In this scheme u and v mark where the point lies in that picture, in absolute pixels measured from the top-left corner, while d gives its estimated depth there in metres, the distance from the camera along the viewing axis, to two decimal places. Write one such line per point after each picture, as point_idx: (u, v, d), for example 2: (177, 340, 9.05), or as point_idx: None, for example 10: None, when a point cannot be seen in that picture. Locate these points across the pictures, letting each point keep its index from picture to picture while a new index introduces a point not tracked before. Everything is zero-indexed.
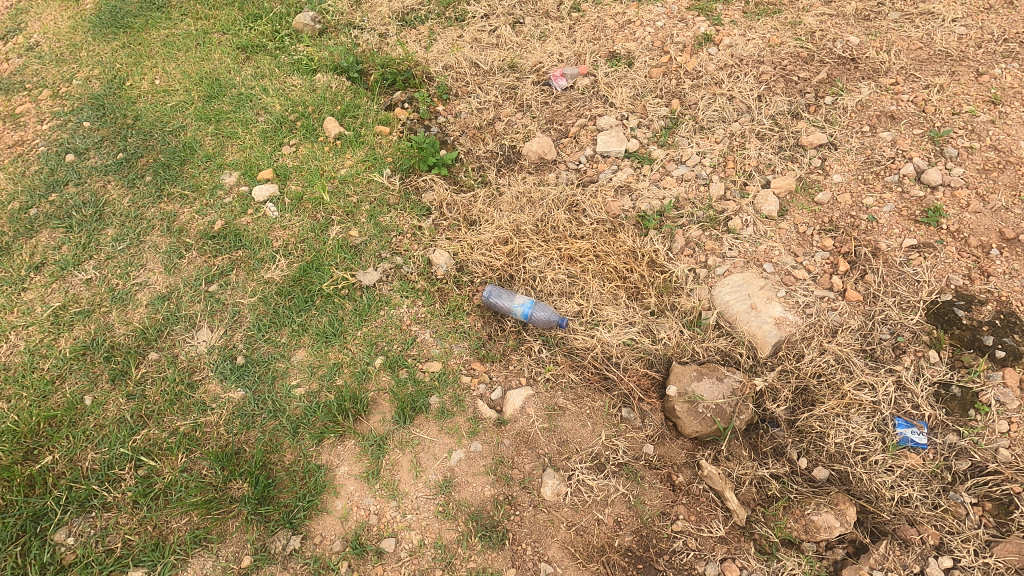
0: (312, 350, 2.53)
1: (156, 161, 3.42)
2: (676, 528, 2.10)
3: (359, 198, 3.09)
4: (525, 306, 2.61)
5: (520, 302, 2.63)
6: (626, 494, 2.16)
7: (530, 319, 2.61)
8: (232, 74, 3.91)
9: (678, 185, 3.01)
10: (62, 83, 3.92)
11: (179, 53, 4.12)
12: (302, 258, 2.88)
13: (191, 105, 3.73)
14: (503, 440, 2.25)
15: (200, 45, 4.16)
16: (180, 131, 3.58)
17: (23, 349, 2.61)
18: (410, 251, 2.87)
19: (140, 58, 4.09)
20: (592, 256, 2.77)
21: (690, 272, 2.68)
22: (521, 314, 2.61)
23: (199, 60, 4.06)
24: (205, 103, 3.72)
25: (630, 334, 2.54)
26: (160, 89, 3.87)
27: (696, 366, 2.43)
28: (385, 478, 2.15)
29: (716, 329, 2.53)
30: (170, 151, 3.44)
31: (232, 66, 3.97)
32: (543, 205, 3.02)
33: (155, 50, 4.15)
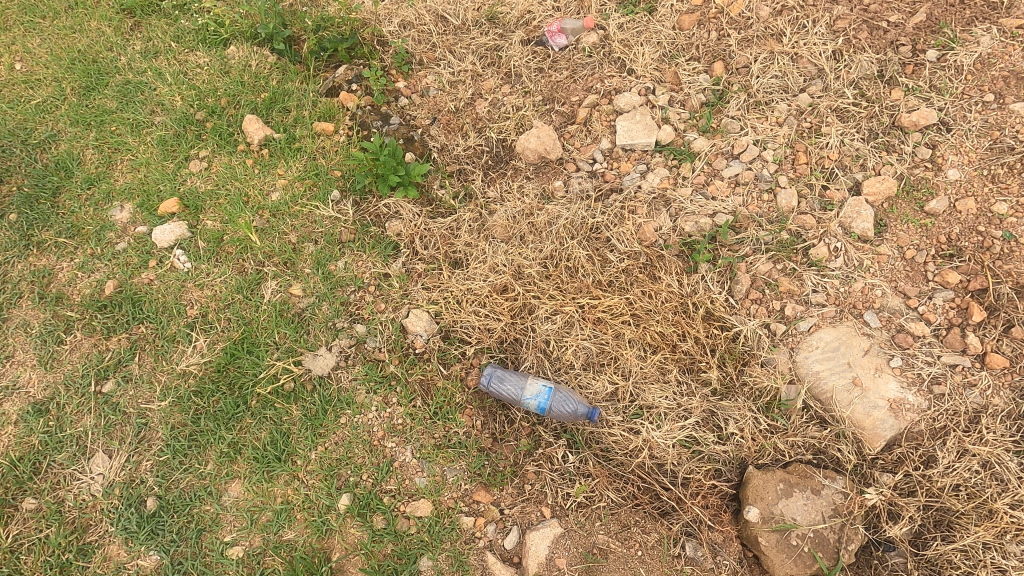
0: (248, 485, 1.83)
1: (18, 190, 2.48)
2: None
3: (298, 237, 2.26)
4: (541, 396, 1.89)
5: (532, 390, 1.91)
6: None
7: (547, 414, 1.91)
8: (115, 51, 2.85)
9: (733, 193, 2.21)
10: None
11: (41, 21, 2.98)
12: (228, 335, 2.10)
13: (63, 101, 2.73)
14: None
15: (69, 6, 3.00)
16: (49, 144, 2.61)
17: None
18: (375, 314, 2.10)
19: None
20: (626, 312, 2.02)
21: (763, 330, 1.95)
22: (535, 407, 1.90)
23: (71, 31, 2.94)
24: (82, 98, 2.71)
25: (688, 429, 1.85)
26: (18, 78, 2.81)
27: (781, 473, 1.77)
28: None
29: (804, 414, 1.85)
30: (36, 173, 2.50)
31: (113, 40, 2.89)
32: (551, 233, 2.22)
33: (9, 16, 3.00)
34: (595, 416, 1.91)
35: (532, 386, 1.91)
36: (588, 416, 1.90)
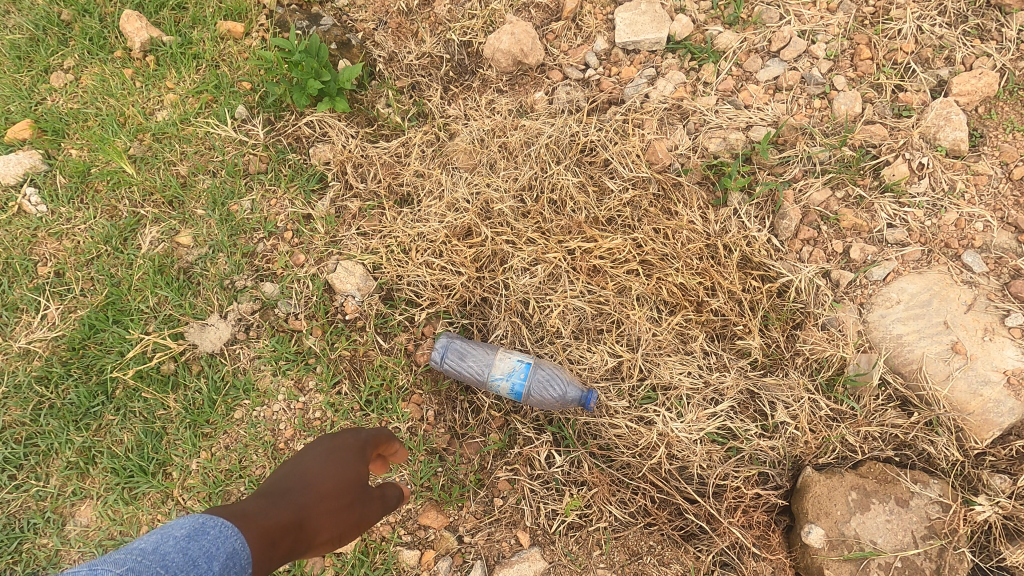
0: (101, 508, 1.35)
1: None
2: None
3: (189, 168, 1.68)
4: (514, 375, 1.34)
5: (501, 368, 1.35)
6: None
7: (524, 401, 1.36)
8: None
9: (773, 99, 1.64)
10: None
11: None
12: (90, 301, 1.52)
13: None
14: None
15: None
16: None
17: None
18: (290, 269, 1.54)
19: None
20: (633, 259, 1.47)
21: (822, 279, 1.42)
22: (508, 392, 1.35)
23: None
24: None
25: (721, 418, 1.34)
26: None
27: (851, 475, 1.27)
28: None
29: (879, 394, 1.34)
30: None
31: None
32: (530, 155, 1.65)
33: None
34: (594, 400, 1.35)
35: (501, 362, 1.36)
36: (584, 401, 1.35)
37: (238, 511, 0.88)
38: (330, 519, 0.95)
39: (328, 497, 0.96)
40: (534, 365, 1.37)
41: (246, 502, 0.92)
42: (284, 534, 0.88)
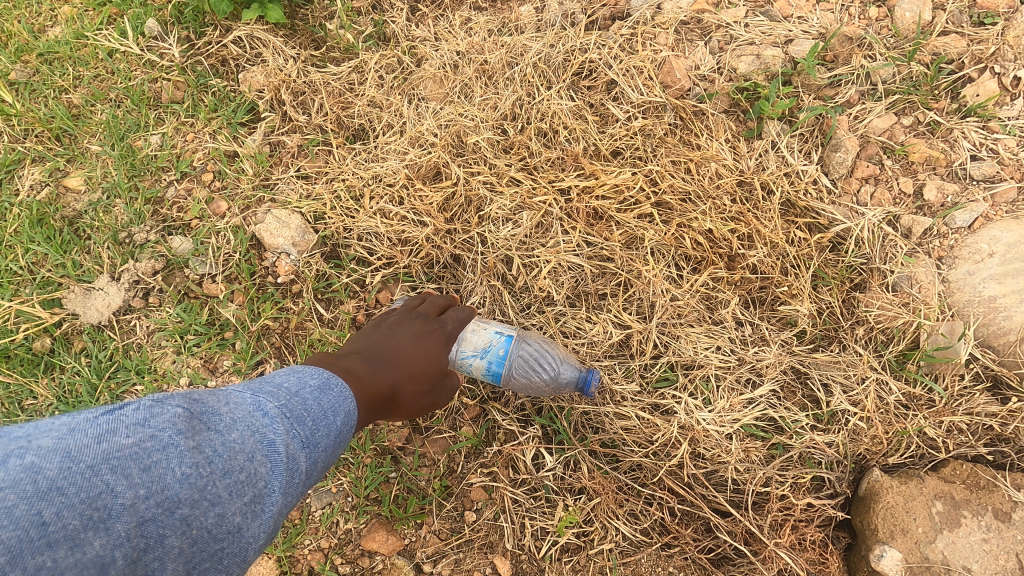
0: None
1: None
2: None
3: (82, 96, 1.33)
4: (488, 351, 1.00)
5: (470, 342, 1.01)
6: None
7: (506, 382, 1.02)
8: None
9: (818, 7, 1.26)
10: None
11: None
12: None
13: None
14: None
15: None
16: None
17: None
18: (206, 220, 1.21)
19: None
20: (645, 204, 1.14)
21: (889, 227, 1.10)
22: (483, 374, 1.00)
23: None
24: None
25: (761, 405, 1.03)
26: None
27: (935, 481, 0.97)
28: None
29: (967, 376, 1.02)
30: None
31: None
32: (514, 77, 1.30)
33: None
34: (596, 379, 1.02)
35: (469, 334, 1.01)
36: (583, 382, 1.01)
37: (341, 364, 0.84)
38: (413, 399, 0.90)
39: (412, 380, 0.89)
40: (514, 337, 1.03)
41: (349, 359, 0.85)
42: (376, 403, 0.83)
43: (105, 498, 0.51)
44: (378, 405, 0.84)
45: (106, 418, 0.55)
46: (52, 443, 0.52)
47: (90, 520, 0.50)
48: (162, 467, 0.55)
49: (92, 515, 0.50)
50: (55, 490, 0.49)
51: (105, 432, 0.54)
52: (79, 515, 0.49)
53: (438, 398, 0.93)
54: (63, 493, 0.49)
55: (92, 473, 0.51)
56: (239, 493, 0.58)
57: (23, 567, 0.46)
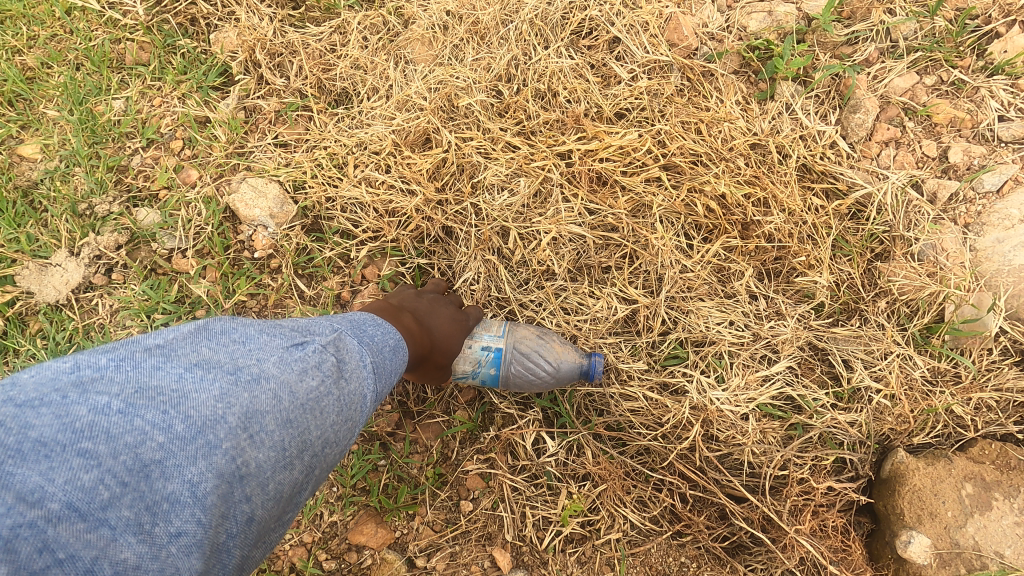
0: None
1: None
2: None
3: (38, 57, 1.21)
4: (476, 371, 0.94)
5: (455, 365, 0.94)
6: None
7: (507, 386, 0.95)
8: None
9: None
10: None
11: None
12: None
13: None
14: None
15: None
16: None
17: None
18: (174, 191, 1.11)
19: None
20: (653, 173, 1.07)
21: (912, 193, 1.02)
22: (482, 386, 0.96)
23: None
24: None
25: (779, 382, 0.96)
26: None
27: (965, 463, 0.90)
28: None
29: (996, 349, 0.96)
30: None
31: None
32: (510, 36, 1.21)
33: None
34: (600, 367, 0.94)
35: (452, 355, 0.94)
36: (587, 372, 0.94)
37: (398, 317, 0.82)
38: (428, 369, 0.89)
39: (439, 357, 0.87)
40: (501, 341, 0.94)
41: (405, 314, 0.84)
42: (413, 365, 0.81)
43: (307, 432, 0.58)
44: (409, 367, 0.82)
45: (298, 355, 0.60)
46: (276, 370, 0.57)
47: (301, 451, 0.57)
48: (330, 410, 0.61)
49: (300, 447, 0.57)
50: (288, 421, 0.56)
51: (302, 370, 0.59)
52: (295, 445, 0.56)
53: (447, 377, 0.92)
54: (293, 424, 0.56)
55: (302, 409, 0.57)
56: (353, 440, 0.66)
57: (273, 482, 0.54)
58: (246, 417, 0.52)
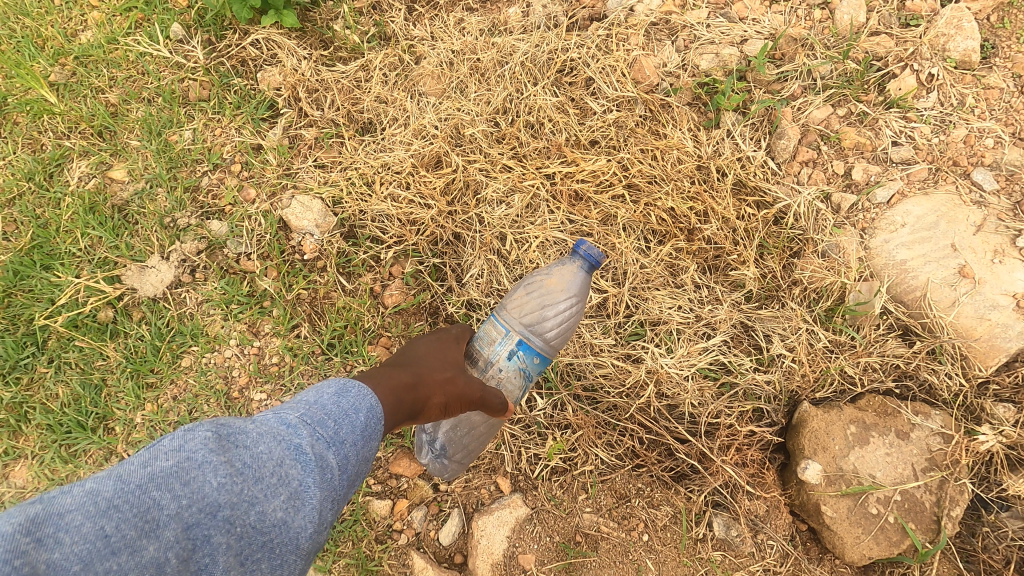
0: (38, 468, 1.20)
1: None
2: None
3: (119, 95, 1.49)
4: (528, 365, 1.01)
5: (510, 378, 1.01)
6: None
7: (539, 356, 1.01)
8: None
9: (770, 10, 1.49)
10: None
11: None
12: (12, 243, 1.36)
13: None
14: None
15: None
16: None
17: None
18: (239, 205, 1.39)
19: None
20: (619, 190, 1.35)
21: (821, 204, 1.31)
22: (524, 374, 1.01)
23: None
24: None
25: (713, 352, 1.25)
26: None
27: (851, 410, 1.20)
28: None
29: (880, 323, 1.25)
30: None
31: None
32: (505, 75, 1.49)
33: None
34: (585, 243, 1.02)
35: (497, 377, 1.01)
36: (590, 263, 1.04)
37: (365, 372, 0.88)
38: (437, 398, 0.89)
39: (426, 382, 0.89)
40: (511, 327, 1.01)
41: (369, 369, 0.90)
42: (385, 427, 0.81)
43: (154, 509, 0.58)
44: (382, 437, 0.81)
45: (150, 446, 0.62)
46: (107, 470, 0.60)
47: (142, 530, 0.57)
48: (199, 479, 0.61)
49: (144, 525, 0.57)
50: (111, 508, 0.57)
51: (149, 457, 0.61)
52: (135, 526, 0.57)
53: (465, 394, 0.91)
54: (119, 509, 0.57)
55: (140, 490, 0.58)
56: (275, 494, 0.64)
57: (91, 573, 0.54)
58: (37, 521, 0.54)
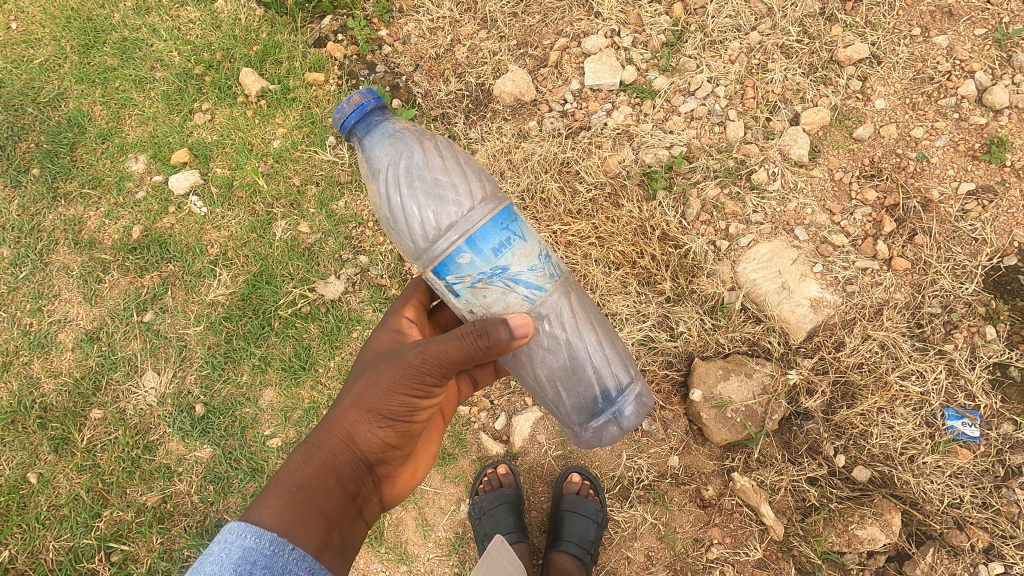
0: (280, 390, 2.24)
1: (56, 157, 2.66)
2: (711, 556, 2.06)
3: (301, 180, 2.51)
4: (472, 274, 1.46)
5: (487, 287, 1.48)
6: (655, 524, 2.12)
7: (476, 252, 1.45)
8: (170, 33, 2.82)
9: (688, 127, 2.42)
10: None
11: (100, 21, 2.86)
12: (248, 268, 2.40)
13: (121, 94, 2.75)
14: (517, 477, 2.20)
15: (131, 16, 2.86)
16: (99, 121, 2.72)
17: None
18: (375, 246, 2.39)
19: (28, 21, 2.89)
20: (594, 239, 2.37)
21: (709, 247, 2.28)
22: (493, 268, 1.46)
23: (133, 41, 2.82)
24: (135, 91, 2.75)
25: (646, 330, 2.25)
26: (88, 71, 2.79)
27: (721, 361, 2.14)
28: (390, 541, 2.13)
29: (741, 314, 2.21)
30: (65, 143, 2.69)
31: (170, 33, 2.82)
32: (528, 168, 2.51)
33: (62, 13, 2.89)
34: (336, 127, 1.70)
35: (479, 308, 1.51)
36: (364, 104, 1.65)
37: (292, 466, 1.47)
38: (355, 433, 1.49)
39: (333, 448, 1.47)
40: (435, 274, 1.49)
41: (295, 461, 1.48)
42: (295, 522, 1.33)
43: None
44: (304, 517, 1.35)
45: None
46: None
47: None
48: None
49: None
50: None
51: None
52: None
53: (372, 408, 1.48)
54: None
55: None
56: None
57: None
58: None
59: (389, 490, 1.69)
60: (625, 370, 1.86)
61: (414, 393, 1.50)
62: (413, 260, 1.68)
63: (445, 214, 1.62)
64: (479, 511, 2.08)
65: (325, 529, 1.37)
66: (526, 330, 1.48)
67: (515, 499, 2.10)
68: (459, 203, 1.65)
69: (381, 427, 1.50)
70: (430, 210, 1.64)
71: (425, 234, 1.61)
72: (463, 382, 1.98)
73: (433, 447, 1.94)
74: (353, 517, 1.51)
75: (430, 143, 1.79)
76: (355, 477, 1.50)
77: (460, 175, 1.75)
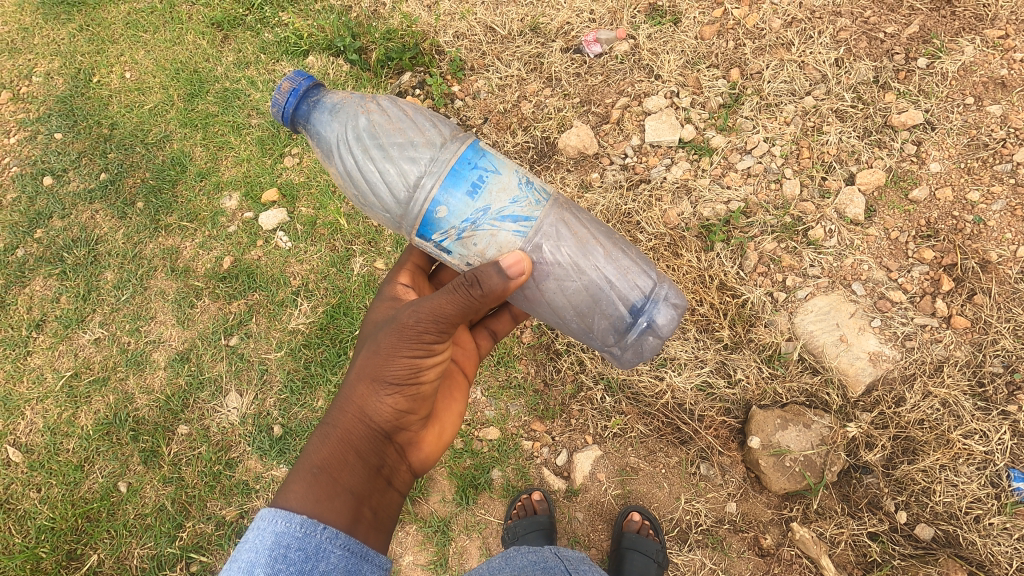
0: None
1: (158, 192, 2.93)
2: None
3: None
4: (456, 226, 1.63)
5: (473, 235, 1.64)
6: (713, 569, 2.16)
7: (450, 206, 1.62)
8: (265, 86, 3.13)
9: (745, 183, 2.55)
10: (40, 90, 3.25)
11: (205, 73, 3.19)
12: (327, 300, 2.58)
13: (219, 137, 3.04)
14: (575, 514, 2.28)
15: (233, 69, 3.19)
16: (198, 161, 2.99)
17: (64, 430, 2.48)
18: None
19: (141, 70, 3.24)
20: None
21: (767, 298, 2.37)
22: (468, 215, 1.62)
23: (233, 92, 3.13)
24: (232, 134, 3.03)
25: (704, 375, 2.30)
26: (192, 117, 3.10)
27: (780, 410, 2.19)
28: (453, 567, 2.26)
29: (799, 364, 2.26)
30: (166, 180, 2.96)
31: (266, 86, 3.13)
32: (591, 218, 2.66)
33: (171, 66, 3.23)
34: (282, 121, 1.90)
35: (477, 253, 1.68)
36: (296, 88, 1.84)
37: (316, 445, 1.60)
38: (367, 404, 1.58)
39: (351, 422, 1.58)
40: (422, 237, 1.68)
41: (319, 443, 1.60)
42: (320, 503, 1.43)
43: None
44: (330, 497, 1.45)
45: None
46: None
47: None
48: None
49: None
50: None
51: None
52: None
53: (381, 377, 1.57)
54: None
55: None
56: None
57: None
58: None
59: (416, 455, 1.77)
60: (642, 280, 1.96)
61: (414, 354, 1.57)
62: (396, 225, 1.85)
63: (408, 171, 1.77)
64: (513, 535, 2.20)
65: (352, 505, 1.48)
66: (519, 267, 1.55)
67: (548, 526, 2.20)
68: (417, 155, 1.79)
69: (390, 392, 1.58)
70: (395, 171, 1.79)
71: (396, 198, 1.78)
72: (481, 337, 2.18)
73: (457, 405, 2.01)
74: (382, 487, 1.61)
75: (372, 105, 1.93)
76: (375, 444, 1.61)
77: (411, 130, 1.88)
